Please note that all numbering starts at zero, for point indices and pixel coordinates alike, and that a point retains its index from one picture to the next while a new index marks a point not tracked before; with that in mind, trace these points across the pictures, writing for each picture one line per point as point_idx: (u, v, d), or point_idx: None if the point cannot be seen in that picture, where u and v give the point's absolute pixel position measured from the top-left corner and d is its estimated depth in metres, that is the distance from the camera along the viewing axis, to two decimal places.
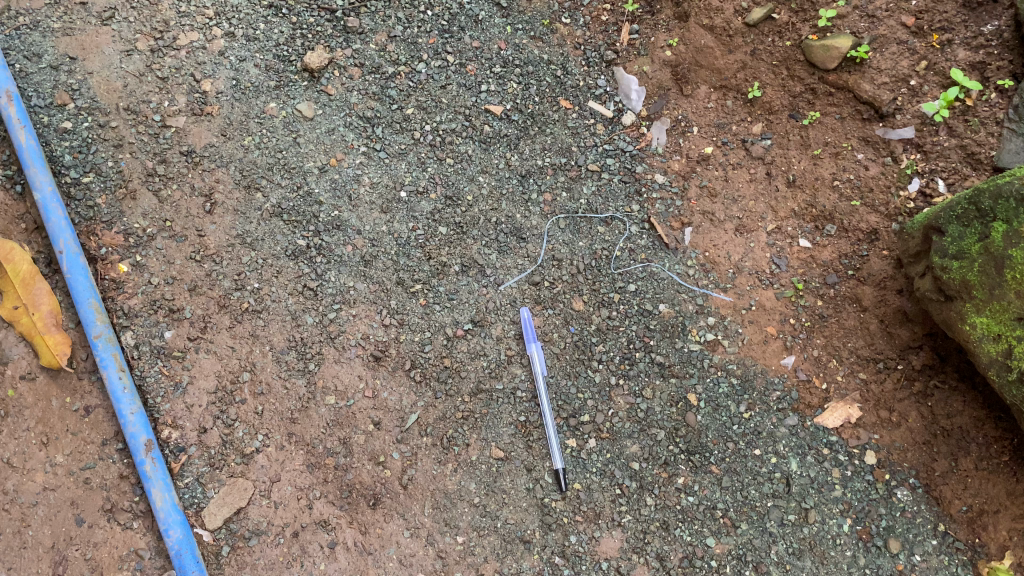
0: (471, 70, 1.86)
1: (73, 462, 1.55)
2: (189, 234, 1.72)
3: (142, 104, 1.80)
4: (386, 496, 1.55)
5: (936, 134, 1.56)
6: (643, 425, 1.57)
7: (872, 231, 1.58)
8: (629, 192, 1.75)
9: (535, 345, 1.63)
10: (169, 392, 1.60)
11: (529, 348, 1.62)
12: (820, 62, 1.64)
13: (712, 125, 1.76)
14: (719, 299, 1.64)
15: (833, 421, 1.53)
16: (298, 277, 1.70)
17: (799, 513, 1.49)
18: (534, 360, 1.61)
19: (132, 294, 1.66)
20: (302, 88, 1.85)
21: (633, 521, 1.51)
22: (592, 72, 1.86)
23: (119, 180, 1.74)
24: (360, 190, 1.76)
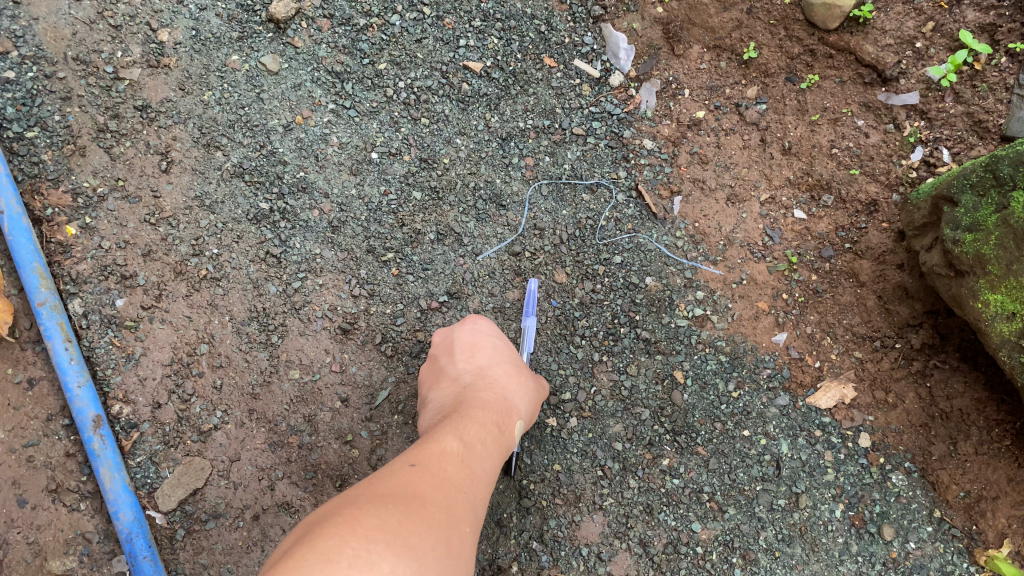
0: (448, 23, 1.74)
1: (15, 439, 1.44)
2: (144, 195, 1.60)
3: (93, 53, 1.66)
4: (354, 476, 1.47)
5: (942, 100, 1.49)
6: (627, 404, 1.48)
7: (871, 201, 1.51)
8: (615, 157, 1.64)
9: (531, 318, 1.50)
10: (121, 364, 1.50)
11: (524, 322, 1.50)
12: (821, 22, 1.56)
13: (704, 87, 1.67)
14: (708, 272, 1.55)
15: (826, 402, 1.45)
16: (260, 243, 1.58)
17: (789, 498, 1.41)
18: (526, 335, 1.50)
19: (81, 259, 1.55)
20: (267, 40, 1.72)
21: (615, 505, 1.43)
22: (579, 29, 1.74)
23: (67, 136, 1.61)
24: (329, 151, 1.65)
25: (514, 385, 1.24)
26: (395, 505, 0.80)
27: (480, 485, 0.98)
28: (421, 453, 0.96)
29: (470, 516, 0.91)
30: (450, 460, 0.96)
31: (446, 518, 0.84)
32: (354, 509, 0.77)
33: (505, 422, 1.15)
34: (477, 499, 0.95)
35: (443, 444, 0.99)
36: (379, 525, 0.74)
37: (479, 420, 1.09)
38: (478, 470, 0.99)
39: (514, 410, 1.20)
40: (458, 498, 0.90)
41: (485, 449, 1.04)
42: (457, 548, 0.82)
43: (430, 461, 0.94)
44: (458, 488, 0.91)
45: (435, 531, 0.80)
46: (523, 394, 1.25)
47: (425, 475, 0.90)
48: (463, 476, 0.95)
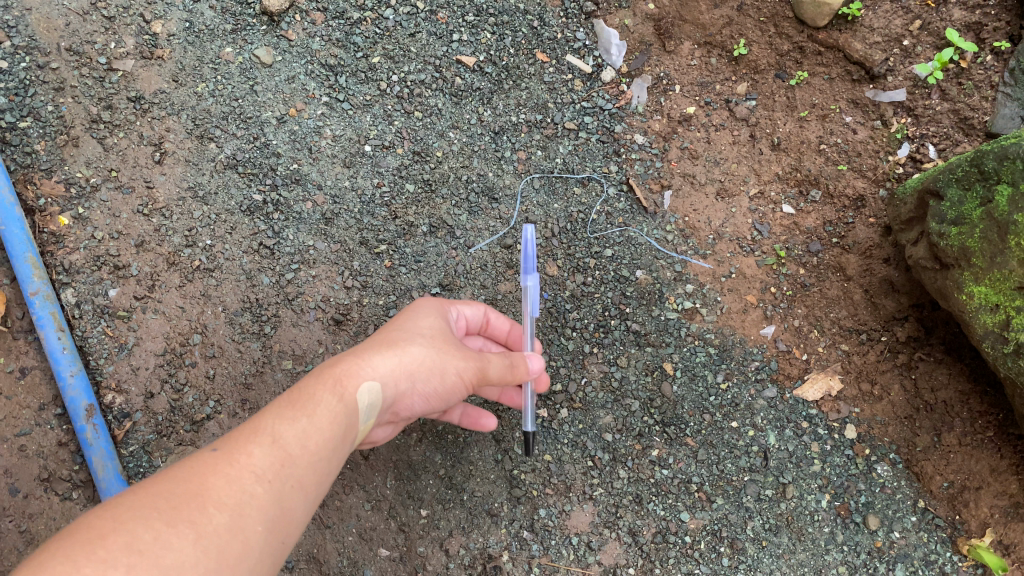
0: (442, 18, 1.75)
1: (6, 428, 1.46)
2: (136, 185, 1.60)
3: (86, 45, 1.67)
4: (346, 466, 1.47)
5: (928, 98, 1.51)
6: (617, 395, 1.50)
7: (858, 197, 1.53)
8: (607, 152, 1.66)
9: (532, 277, 1.33)
10: (113, 354, 1.51)
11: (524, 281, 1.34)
12: (810, 19, 1.59)
13: (695, 83, 1.68)
14: (698, 266, 1.57)
15: (813, 393, 1.47)
16: (253, 234, 1.59)
17: (777, 489, 1.43)
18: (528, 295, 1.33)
19: (74, 249, 1.56)
20: (261, 32, 1.73)
21: (605, 495, 1.45)
22: (571, 24, 1.76)
23: (60, 127, 1.62)
24: (322, 143, 1.66)
25: (424, 337, 1.10)
26: (153, 521, 0.74)
27: (315, 462, 0.90)
28: (236, 432, 0.89)
29: (276, 508, 0.84)
30: (266, 441, 0.88)
31: (223, 525, 0.78)
32: (97, 525, 0.72)
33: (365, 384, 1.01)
34: (303, 482, 0.88)
35: (276, 417, 0.91)
36: (109, 555, 0.69)
37: (342, 383, 0.98)
38: (317, 447, 0.91)
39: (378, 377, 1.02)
40: (258, 492, 0.83)
41: (335, 421, 0.95)
42: (231, 560, 0.77)
43: (237, 444, 0.86)
44: (262, 478, 0.84)
45: (197, 548, 0.74)
46: (437, 363, 1.07)
47: (220, 465, 0.83)
48: (280, 458, 0.87)
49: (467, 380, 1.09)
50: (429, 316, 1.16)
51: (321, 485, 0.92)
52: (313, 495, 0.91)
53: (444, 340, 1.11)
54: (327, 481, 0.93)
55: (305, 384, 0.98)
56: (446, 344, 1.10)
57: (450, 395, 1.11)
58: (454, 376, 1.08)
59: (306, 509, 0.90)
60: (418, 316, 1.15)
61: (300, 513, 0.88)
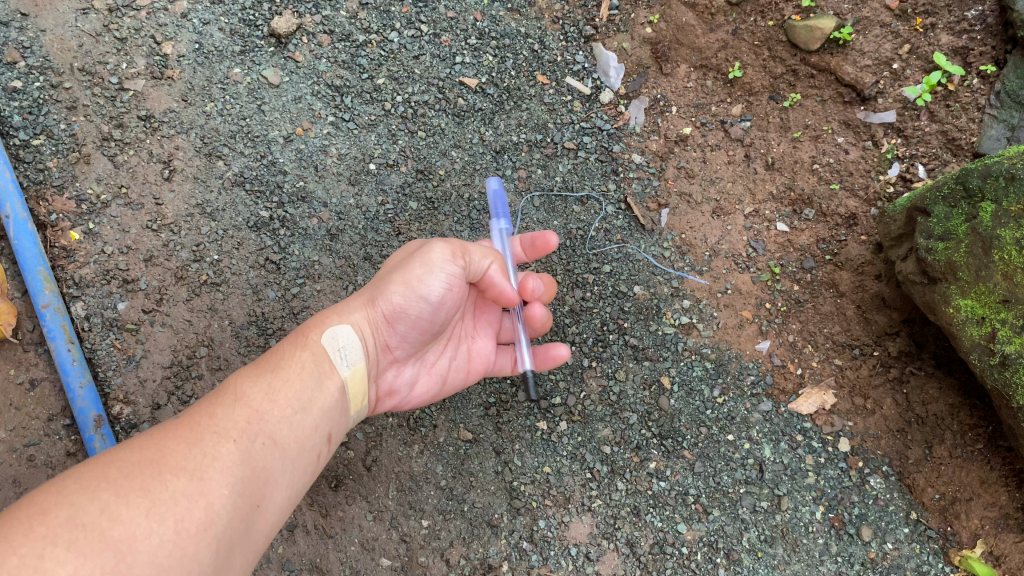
0: (445, 41, 1.80)
1: (16, 438, 1.48)
2: (146, 202, 1.64)
3: (98, 65, 1.72)
4: (348, 477, 1.50)
5: (918, 119, 1.56)
6: (615, 409, 1.53)
7: (850, 215, 1.57)
8: (605, 171, 1.70)
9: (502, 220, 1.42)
10: (122, 366, 1.54)
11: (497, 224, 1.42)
12: (803, 43, 1.62)
13: (691, 105, 1.73)
14: (694, 282, 1.60)
15: (807, 407, 1.50)
16: (260, 249, 1.63)
17: (772, 500, 1.45)
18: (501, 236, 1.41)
19: (84, 263, 1.59)
20: (268, 54, 1.78)
21: (603, 507, 1.47)
22: (571, 48, 1.81)
23: (73, 144, 1.66)
24: (328, 161, 1.70)
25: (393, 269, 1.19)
26: (102, 492, 0.79)
27: (285, 416, 0.99)
28: (202, 400, 0.98)
29: (244, 467, 0.90)
30: (230, 402, 0.96)
31: (180, 490, 0.83)
32: (42, 501, 0.76)
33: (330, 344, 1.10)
34: (273, 438, 0.96)
35: (243, 379, 1.00)
36: (50, 531, 0.73)
37: (308, 337, 1.10)
38: (283, 401, 1.00)
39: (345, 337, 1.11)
40: (220, 451, 0.89)
41: (304, 370, 1.05)
42: (188, 527, 0.81)
43: (197, 410, 0.94)
44: (225, 438, 0.91)
45: (149, 519, 0.79)
46: (403, 276, 1.15)
47: (182, 432, 0.90)
48: (243, 416, 0.95)
49: (434, 268, 1.14)
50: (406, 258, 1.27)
51: (298, 441, 0.99)
52: (288, 451, 0.98)
53: (405, 257, 1.19)
54: (305, 436, 1.00)
55: (279, 348, 1.09)
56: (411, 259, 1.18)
57: (434, 302, 1.16)
58: (425, 280, 1.14)
59: (283, 466, 0.96)
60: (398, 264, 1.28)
61: (275, 472, 0.95)
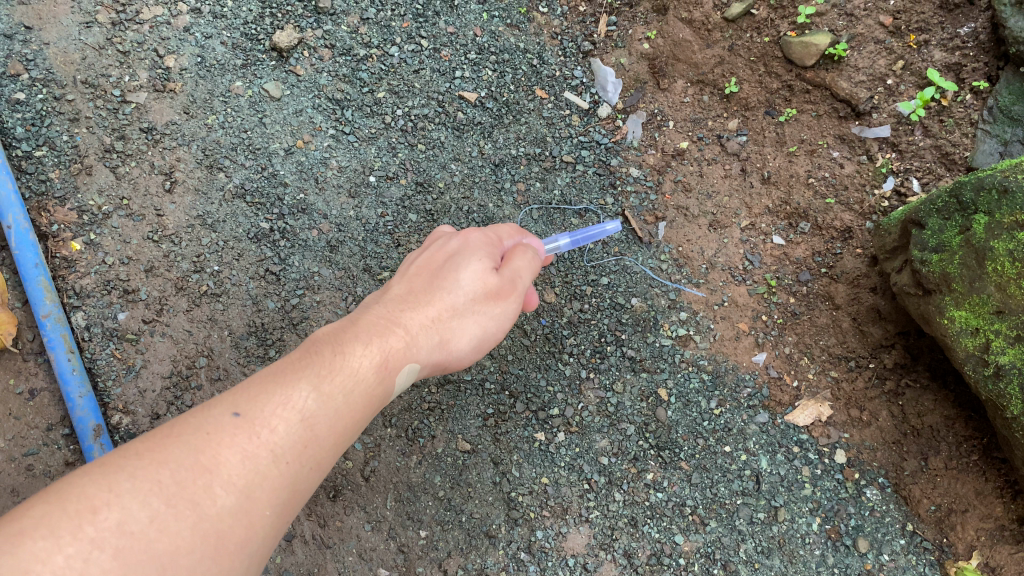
0: (446, 55, 1.82)
1: (16, 447, 1.49)
2: (147, 213, 1.65)
3: (101, 78, 1.74)
4: (347, 487, 1.50)
5: (912, 134, 1.57)
6: (613, 420, 1.54)
7: (846, 229, 1.58)
8: (603, 184, 1.72)
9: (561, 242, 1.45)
10: (121, 376, 1.54)
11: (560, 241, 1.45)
12: (798, 59, 1.65)
13: (688, 120, 1.75)
14: (692, 294, 1.62)
15: (803, 419, 1.51)
16: (260, 260, 1.64)
17: (768, 512, 1.46)
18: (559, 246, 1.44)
19: (85, 274, 1.60)
20: (270, 67, 1.80)
21: (600, 518, 1.48)
22: (569, 63, 1.84)
23: (75, 155, 1.68)
24: (328, 174, 1.71)
25: (476, 302, 1.09)
26: (151, 497, 0.72)
27: (339, 441, 0.89)
28: (264, 388, 0.85)
29: (291, 493, 0.82)
30: (295, 412, 0.84)
31: (230, 510, 0.76)
32: (90, 495, 0.69)
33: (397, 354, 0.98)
34: (322, 464, 0.87)
35: (311, 381, 0.87)
36: (98, 535, 0.68)
37: (386, 360, 0.96)
38: (344, 424, 0.89)
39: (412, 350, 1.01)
40: (275, 475, 0.80)
41: (372, 395, 0.93)
42: (229, 549, 0.75)
43: (264, 408, 0.82)
44: (282, 460, 0.81)
45: (196, 535, 0.72)
46: (482, 334, 1.10)
47: (241, 433, 0.80)
48: (305, 435, 0.84)
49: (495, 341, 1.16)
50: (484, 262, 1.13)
51: (338, 459, 0.91)
52: (328, 471, 0.89)
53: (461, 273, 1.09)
54: (346, 454, 0.92)
55: (349, 342, 0.95)
56: (492, 308, 1.10)
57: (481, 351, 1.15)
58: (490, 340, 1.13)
59: (318, 487, 0.89)
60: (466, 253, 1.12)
61: (310, 492, 0.87)
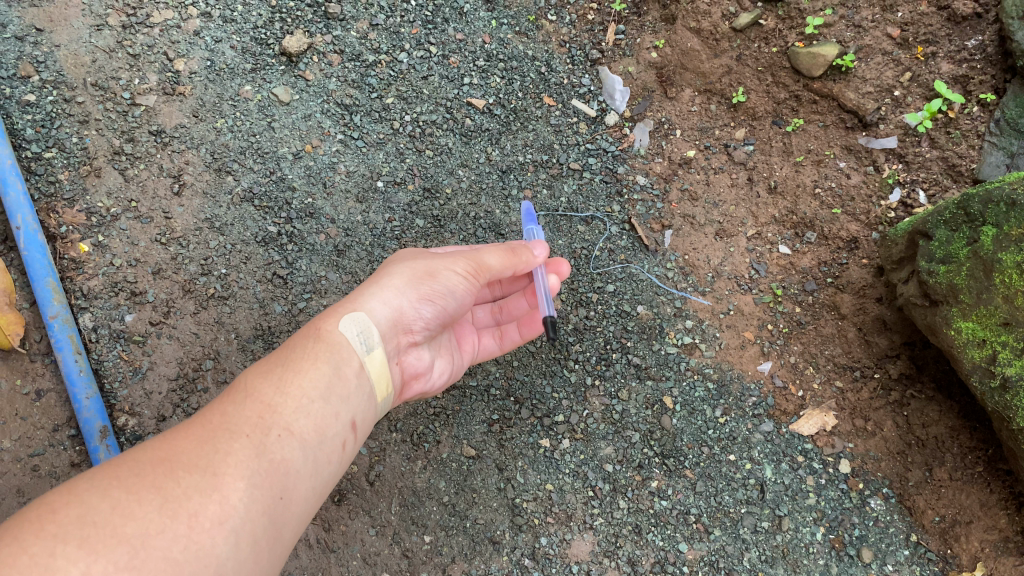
0: (454, 62, 1.83)
1: (22, 448, 1.49)
2: (155, 215, 1.66)
3: (111, 80, 1.75)
4: (352, 491, 1.50)
5: (919, 145, 1.58)
6: (618, 427, 1.54)
7: (852, 239, 1.58)
8: (610, 192, 1.72)
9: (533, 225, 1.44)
10: (128, 377, 1.55)
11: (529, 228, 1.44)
12: (805, 69, 1.65)
13: (695, 128, 1.75)
14: (697, 302, 1.62)
15: (808, 428, 1.51)
16: (268, 264, 1.64)
17: (773, 521, 1.46)
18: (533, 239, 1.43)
19: (92, 275, 1.61)
20: (279, 72, 1.81)
21: (605, 525, 1.48)
22: (577, 71, 1.84)
23: (84, 158, 1.68)
24: (336, 178, 1.72)
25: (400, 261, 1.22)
26: (112, 491, 0.80)
27: (302, 408, 0.98)
28: (215, 402, 0.98)
29: (261, 459, 0.90)
30: (242, 399, 0.96)
31: (193, 485, 0.83)
32: (51, 504, 0.77)
33: (332, 323, 1.10)
34: (289, 429, 0.95)
35: (252, 377, 1.00)
36: (59, 529, 0.74)
37: (322, 329, 1.09)
38: (298, 392, 0.99)
39: (351, 312, 1.12)
40: (233, 445, 0.89)
41: (318, 360, 1.04)
42: (204, 521, 0.81)
43: (211, 409, 0.95)
44: (238, 433, 0.91)
45: (162, 515, 0.79)
46: (426, 267, 1.19)
47: (193, 430, 0.91)
48: (256, 411, 0.94)
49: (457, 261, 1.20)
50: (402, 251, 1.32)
51: (319, 433, 0.98)
52: (308, 441, 0.96)
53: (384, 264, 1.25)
54: (325, 426, 0.99)
55: (291, 345, 1.08)
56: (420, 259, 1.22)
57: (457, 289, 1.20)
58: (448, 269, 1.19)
59: (304, 457, 0.95)
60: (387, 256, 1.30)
61: (295, 462, 0.94)
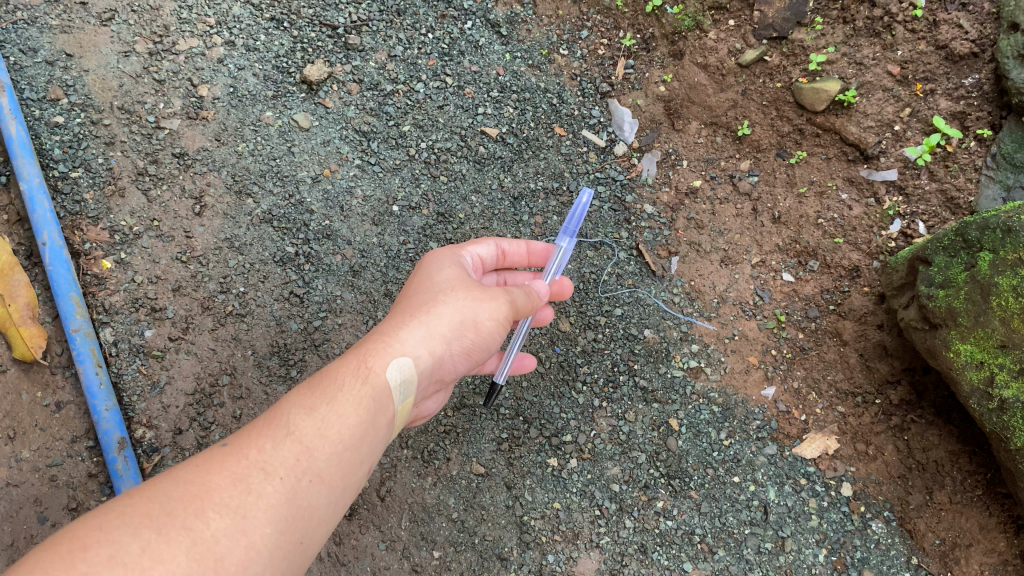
0: (469, 93, 1.90)
1: (40, 458, 1.52)
2: (176, 235, 1.71)
3: (137, 104, 1.81)
4: (363, 506, 1.53)
5: (918, 178, 1.62)
6: (625, 448, 1.57)
7: (853, 267, 1.63)
8: (618, 219, 1.77)
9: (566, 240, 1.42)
10: (146, 391, 1.59)
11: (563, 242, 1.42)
12: (809, 104, 1.71)
13: (701, 159, 1.81)
14: (703, 327, 1.66)
15: (810, 451, 1.54)
16: (285, 283, 1.69)
17: (776, 542, 1.49)
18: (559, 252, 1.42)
19: (114, 291, 1.65)
20: (300, 99, 1.87)
21: (611, 543, 1.50)
22: (587, 103, 1.90)
23: (109, 178, 1.74)
24: (353, 202, 1.77)
25: (448, 294, 1.18)
26: (143, 530, 0.77)
27: (337, 454, 0.94)
28: (252, 427, 0.94)
29: (290, 506, 0.88)
30: (280, 435, 0.92)
31: (223, 529, 0.81)
32: (82, 538, 0.75)
33: (377, 358, 1.06)
34: (320, 475, 0.92)
35: (292, 407, 0.96)
36: (90, 569, 0.72)
37: (370, 367, 1.05)
38: (336, 436, 0.95)
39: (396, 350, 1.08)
40: (266, 490, 0.86)
41: (360, 404, 1.00)
42: (230, 567, 0.79)
43: (248, 439, 0.91)
44: (273, 475, 0.88)
45: (190, 558, 0.77)
46: (471, 313, 1.16)
47: (227, 462, 0.88)
48: (293, 451, 0.91)
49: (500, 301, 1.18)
50: (445, 269, 1.24)
51: (347, 477, 0.96)
52: (335, 486, 0.94)
53: (434, 284, 1.20)
54: (352, 471, 0.97)
55: (333, 370, 1.04)
56: (468, 294, 1.18)
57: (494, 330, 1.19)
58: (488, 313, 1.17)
59: (329, 502, 0.93)
60: (434, 273, 1.23)
61: (320, 507, 0.92)
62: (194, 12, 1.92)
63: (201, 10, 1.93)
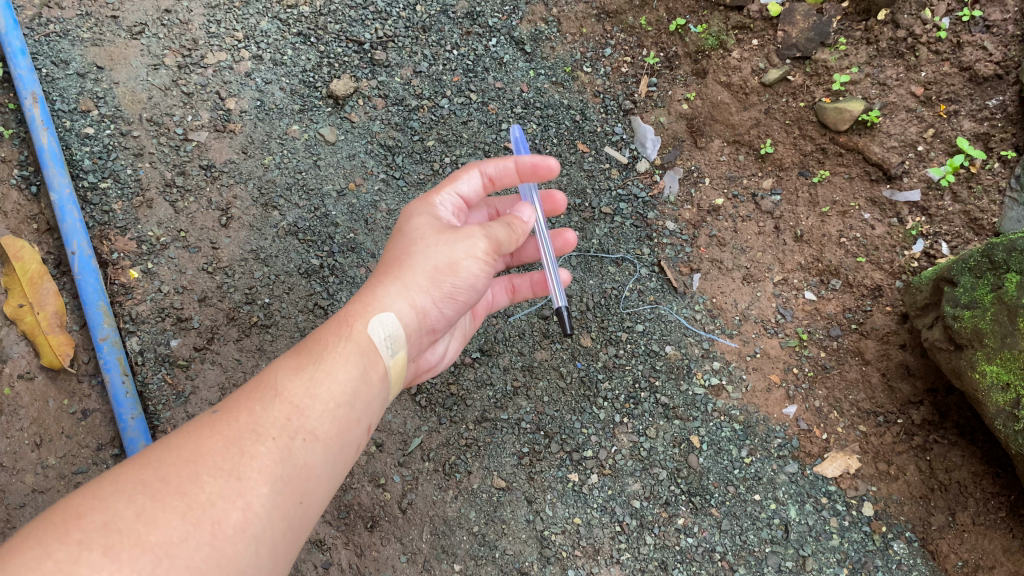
0: (493, 109, 1.91)
1: (65, 465, 1.53)
2: (203, 246, 1.73)
3: (165, 117, 1.83)
4: (383, 518, 1.54)
5: (941, 199, 1.63)
6: (646, 464, 1.57)
7: (876, 287, 1.64)
8: (640, 236, 1.78)
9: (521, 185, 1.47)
10: (170, 401, 1.60)
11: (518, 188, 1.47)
12: (832, 124, 1.72)
13: (724, 177, 1.82)
14: (725, 344, 1.67)
15: (832, 470, 1.54)
16: (309, 295, 1.70)
17: (797, 561, 1.48)
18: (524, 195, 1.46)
19: (141, 301, 1.67)
20: (326, 113, 1.89)
21: (632, 560, 1.50)
22: (610, 120, 1.91)
23: (137, 189, 1.76)
24: (377, 216, 1.79)
25: (421, 242, 1.13)
26: (137, 496, 0.77)
27: (328, 412, 0.94)
28: (241, 392, 0.94)
29: (285, 465, 0.87)
30: (268, 397, 0.92)
31: (218, 491, 0.81)
32: (76, 506, 0.75)
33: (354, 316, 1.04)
34: (315, 433, 0.92)
35: (278, 372, 0.95)
36: (85, 536, 0.72)
37: (351, 328, 1.03)
38: (326, 394, 0.95)
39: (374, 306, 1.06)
40: (256, 450, 0.86)
41: (346, 361, 0.99)
42: (227, 528, 0.79)
43: (237, 404, 0.91)
44: (264, 436, 0.88)
45: (186, 522, 0.77)
46: (447, 258, 1.10)
47: (218, 426, 0.88)
48: (283, 412, 0.91)
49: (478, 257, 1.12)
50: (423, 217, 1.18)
51: (342, 435, 0.95)
52: (331, 445, 0.93)
53: (411, 235, 1.15)
54: (347, 430, 0.96)
55: (317, 336, 1.03)
56: (443, 237, 1.13)
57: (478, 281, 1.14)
58: (467, 262, 1.11)
59: (326, 462, 0.93)
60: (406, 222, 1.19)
61: (318, 467, 0.91)
62: (223, 27, 1.95)
63: (230, 25, 1.95)
